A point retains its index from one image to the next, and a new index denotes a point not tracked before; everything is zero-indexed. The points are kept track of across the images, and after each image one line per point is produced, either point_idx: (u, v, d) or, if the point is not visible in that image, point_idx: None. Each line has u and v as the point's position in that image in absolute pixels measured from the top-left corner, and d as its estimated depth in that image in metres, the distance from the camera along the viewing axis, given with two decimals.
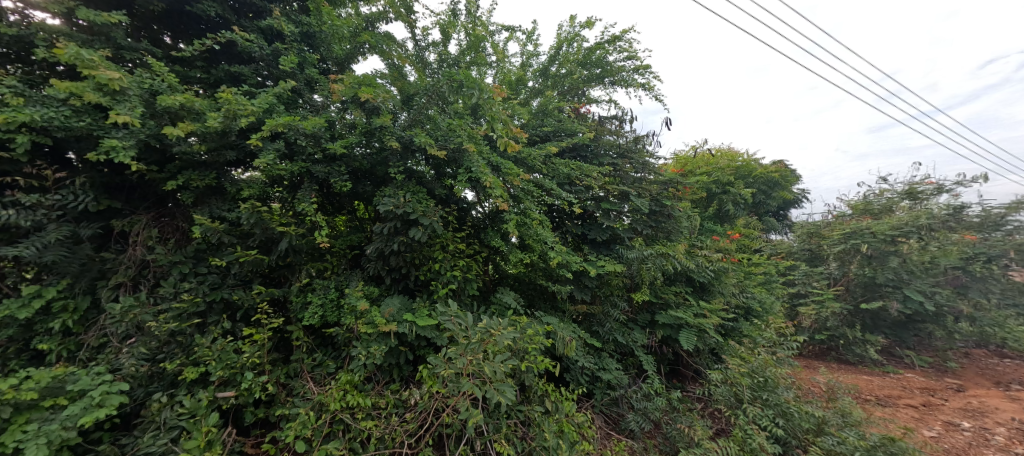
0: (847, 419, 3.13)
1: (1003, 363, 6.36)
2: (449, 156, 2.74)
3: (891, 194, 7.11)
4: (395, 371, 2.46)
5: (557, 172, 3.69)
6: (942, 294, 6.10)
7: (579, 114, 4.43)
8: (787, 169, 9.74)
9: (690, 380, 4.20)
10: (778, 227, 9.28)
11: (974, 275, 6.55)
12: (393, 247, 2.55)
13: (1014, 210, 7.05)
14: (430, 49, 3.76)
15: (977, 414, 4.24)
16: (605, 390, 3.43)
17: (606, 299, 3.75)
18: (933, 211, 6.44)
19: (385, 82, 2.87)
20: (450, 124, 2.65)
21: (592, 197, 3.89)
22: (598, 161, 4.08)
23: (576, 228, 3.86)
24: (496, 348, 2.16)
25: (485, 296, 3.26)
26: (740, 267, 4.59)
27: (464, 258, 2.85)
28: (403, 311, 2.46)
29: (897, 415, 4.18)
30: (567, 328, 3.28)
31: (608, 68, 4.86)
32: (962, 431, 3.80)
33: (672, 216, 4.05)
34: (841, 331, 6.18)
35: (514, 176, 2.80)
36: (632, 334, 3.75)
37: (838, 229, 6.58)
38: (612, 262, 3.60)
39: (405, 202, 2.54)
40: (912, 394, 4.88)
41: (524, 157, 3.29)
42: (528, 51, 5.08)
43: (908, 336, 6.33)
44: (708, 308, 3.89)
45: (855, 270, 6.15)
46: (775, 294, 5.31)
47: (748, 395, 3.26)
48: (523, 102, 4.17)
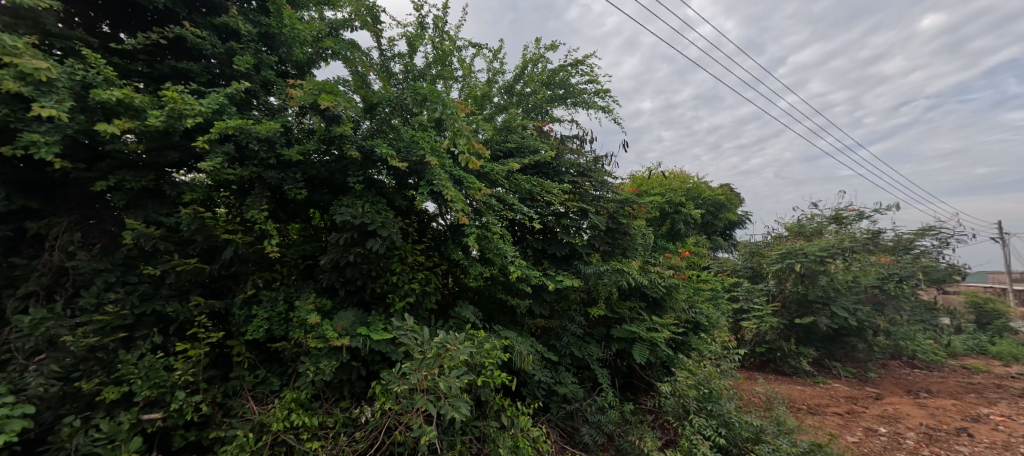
0: (782, 428, 3.40)
1: (914, 372, 7.06)
2: (411, 168, 2.71)
3: (821, 218, 7.79)
4: (346, 388, 2.36)
5: (519, 188, 3.75)
6: (863, 311, 6.71)
7: (543, 131, 4.54)
8: (732, 192, 10.44)
9: (643, 393, 4.34)
10: (724, 245, 9.86)
11: (890, 294, 7.04)
12: (349, 258, 2.47)
13: (922, 236, 7.93)
14: (395, 59, 3.75)
15: (891, 420, 4.66)
16: (560, 404, 3.46)
17: (563, 313, 3.82)
18: (856, 235, 7.13)
19: (347, 89, 2.90)
20: (413, 135, 2.62)
21: (553, 212, 3.97)
22: (559, 178, 4.18)
23: (536, 242, 3.92)
24: (453, 364, 2.12)
25: (444, 310, 3.22)
26: (690, 283, 4.83)
27: (423, 271, 2.81)
28: (357, 325, 2.38)
29: (824, 422, 4.51)
30: (525, 342, 3.29)
31: (571, 89, 5.05)
32: (879, 436, 4.17)
33: (628, 233, 4.21)
34: (778, 344, 6.64)
35: (475, 190, 2.81)
36: (588, 347, 3.83)
37: (776, 249, 7.10)
38: (570, 277, 3.67)
39: (364, 212, 2.48)
40: (839, 402, 5.30)
41: (487, 171, 3.31)
42: (494, 68, 5.18)
43: (836, 349, 6.90)
44: (659, 322, 4.09)
45: (790, 288, 6.65)
46: (720, 309, 5.62)
47: (695, 406, 3.39)
48: (487, 118, 4.23)
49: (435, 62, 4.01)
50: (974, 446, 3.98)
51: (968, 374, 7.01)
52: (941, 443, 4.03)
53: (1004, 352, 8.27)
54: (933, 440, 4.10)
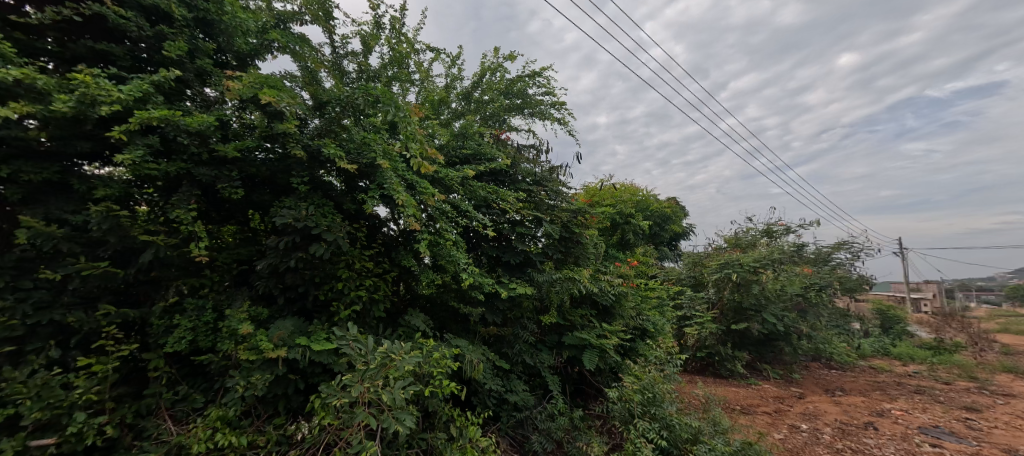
0: (717, 428, 3.59)
1: (831, 373, 7.77)
2: (361, 170, 2.61)
3: (755, 231, 8.42)
4: (282, 403, 2.20)
5: (474, 194, 3.71)
6: (790, 317, 7.30)
7: (500, 139, 4.55)
8: (678, 205, 11.04)
9: (592, 399, 4.42)
10: (670, 255, 10.38)
11: (812, 301, 7.72)
12: (290, 263, 2.31)
13: (838, 249, 8.80)
14: (349, 58, 3.62)
15: (811, 417, 5.09)
16: (511, 412, 3.43)
17: (516, 321, 3.82)
18: (783, 248, 7.77)
19: (293, 85, 2.75)
20: (364, 137, 2.52)
21: (508, 220, 3.98)
22: (514, 186, 4.21)
23: (491, 250, 3.91)
24: (398, 375, 2.04)
25: (393, 318, 3.11)
26: (638, 291, 5.03)
27: (371, 277, 2.70)
28: (296, 335, 2.23)
29: (754, 421, 4.83)
30: (476, 350, 3.25)
31: (528, 99, 5.12)
32: (801, 432, 4.52)
33: (580, 242, 4.31)
34: (717, 348, 7.06)
35: (429, 195, 2.75)
36: (540, 355, 3.85)
37: (716, 260, 7.56)
38: (523, 284, 3.68)
39: (308, 215, 2.35)
40: (768, 402, 5.70)
41: (441, 177, 3.26)
42: (452, 74, 5.15)
43: (766, 352, 7.45)
44: (609, 329, 4.20)
45: (728, 296, 7.11)
46: (666, 316, 5.88)
47: (639, 410, 3.50)
48: (444, 124, 4.18)
49: (391, 63, 3.92)
50: (878, 438, 4.43)
51: (874, 373, 7.82)
52: (851, 436, 4.45)
53: (902, 353, 9.34)
54: (845, 433, 4.52)
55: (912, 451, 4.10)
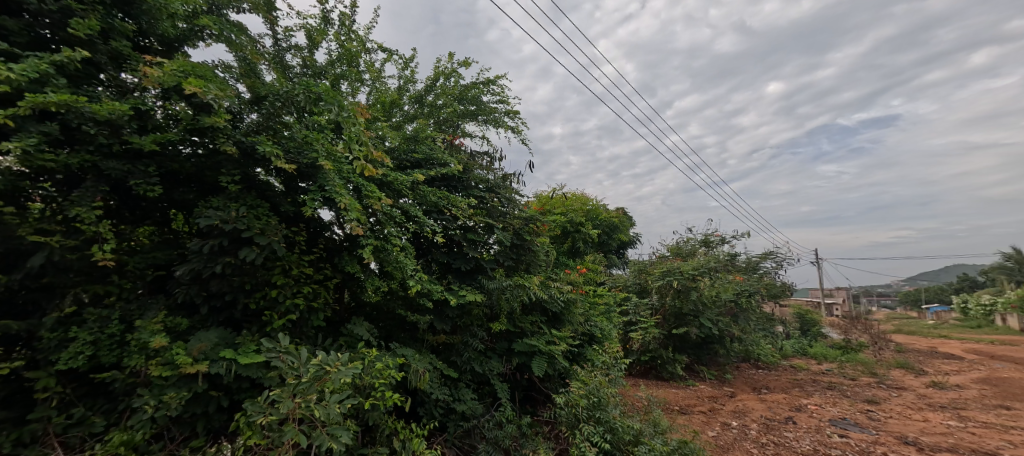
0: (656, 429, 3.74)
1: (758, 372, 8.41)
2: (301, 171, 2.46)
3: (694, 241, 8.96)
4: (201, 423, 2.00)
5: (424, 199, 3.63)
6: (724, 322, 7.82)
7: (453, 144, 4.50)
8: (625, 216, 11.53)
9: (541, 405, 4.44)
10: (618, 263, 10.78)
11: (742, 307, 8.33)
12: (215, 269, 2.12)
13: (765, 259, 9.58)
14: (292, 52, 3.43)
15: (741, 414, 5.45)
16: (458, 422, 3.35)
17: (466, 329, 3.77)
18: (718, 257, 8.33)
19: (227, 76, 2.55)
20: (306, 136, 2.39)
21: (459, 226, 3.92)
22: (466, 193, 4.17)
23: (441, 256, 3.84)
24: (333, 388, 1.93)
25: (335, 328, 2.95)
26: (586, 298, 5.15)
27: (310, 284, 2.55)
28: (220, 347, 2.04)
29: (691, 420, 5.09)
30: (423, 359, 3.16)
31: (482, 106, 5.12)
32: (731, 429, 4.83)
33: (531, 249, 4.34)
34: (659, 352, 7.39)
35: (375, 199, 2.65)
36: (489, 362, 3.82)
37: (659, 267, 7.95)
38: (473, 291, 3.64)
39: (239, 217, 2.17)
40: (703, 401, 6.04)
41: (390, 180, 3.16)
42: (405, 76, 5.04)
43: (703, 355, 7.92)
44: (557, 335, 4.26)
45: (669, 302, 7.49)
46: (613, 322, 6.07)
47: (585, 414, 3.56)
48: (395, 126, 4.07)
49: (339, 60, 3.76)
50: (797, 431, 4.83)
51: (794, 371, 8.55)
52: (775, 431, 4.81)
53: (818, 353, 10.30)
54: (769, 428, 4.88)
55: (825, 442, 4.50)
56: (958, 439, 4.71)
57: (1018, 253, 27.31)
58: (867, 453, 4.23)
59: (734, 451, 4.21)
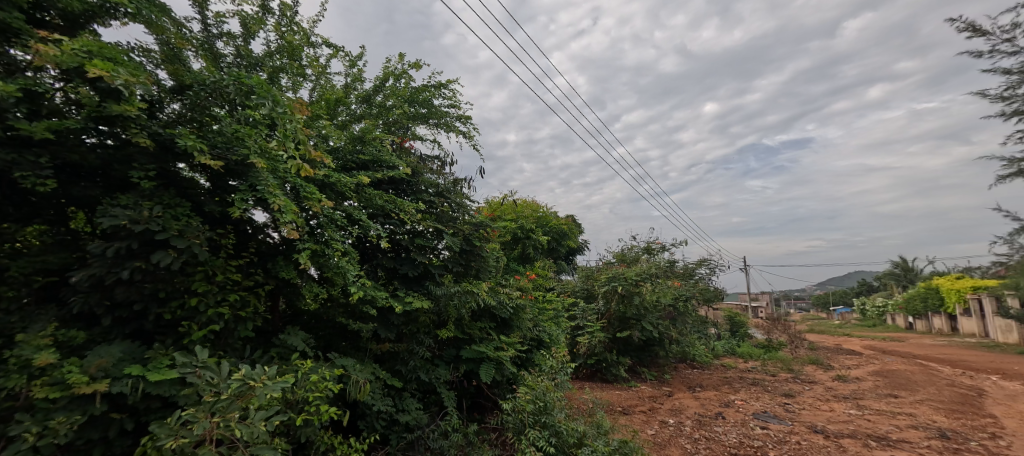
0: (599, 430, 3.83)
1: (693, 372, 8.94)
2: (229, 168, 2.28)
3: (637, 248, 9.40)
4: (99, 450, 1.76)
5: (370, 202, 3.48)
6: (664, 325, 8.23)
7: (403, 147, 4.36)
8: (574, 223, 11.85)
9: (489, 412, 4.43)
10: (567, 268, 11.04)
11: (680, 311, 8.82)
12: (122, 274, 1.89)
13: (700, 265, 10.25)
14: (225, 40, 3.17)
15: (677, 412, 5.75)
16: (401, 434, 3.23)
17: (412, 337, 3.65)
18: (658, 263, 8.78)
19: (144, 61, 2.30)
20: (236, 131, 2.20)
21: (407, 231, 3.81)
22: (415, 197, 4.06)
23: (388, 261, 3.71)
24: (258, 404, 1.78)
25: (267, 338, 2.74)
26: (535, 303, 5.20)
27: (238, 291, 2.36)
28: (125, 364, 1.83)
29: (632, 420, 5.29)
30: (365, 369, 3.02)
31: (434, 109, 5.02)
32: (668, 426, 5.08)
33: (481, 255, 4.30)
34: (604, 355, 7.62)
35: (314, 201, 2.49)
36: (436, 370, 3.73)
37: (605, 273, 8.23)
38: (420, 298, 3.54)
39: (153, 217, 1.95)
40: (643, 401, 6.30)
41: (333, 182, 2.99)
42: (352, 74, 4.83)
43: (644, 357, 8.29)
44: (506, 341, 4.26)
45: (614, 307, 7.77)
46: (561, 327, 6.18)
47: (531, 420, 3.57)
48: (341, 125, 3.88)
49: (280, 52, 3.54)
50: (725, 425, 5.18)
51: (725, 370, 9.18)
52: (706, 426, 5.13)
53: (745, 352, 11.15)
54: (702, 424, 5.19)
55: (749, 434, 4.86)
56: (857, 425, 5.29)
57: (905, 261, 31.40)
58: (784, 443, 4.63)
59: (670, 447, 4.42)
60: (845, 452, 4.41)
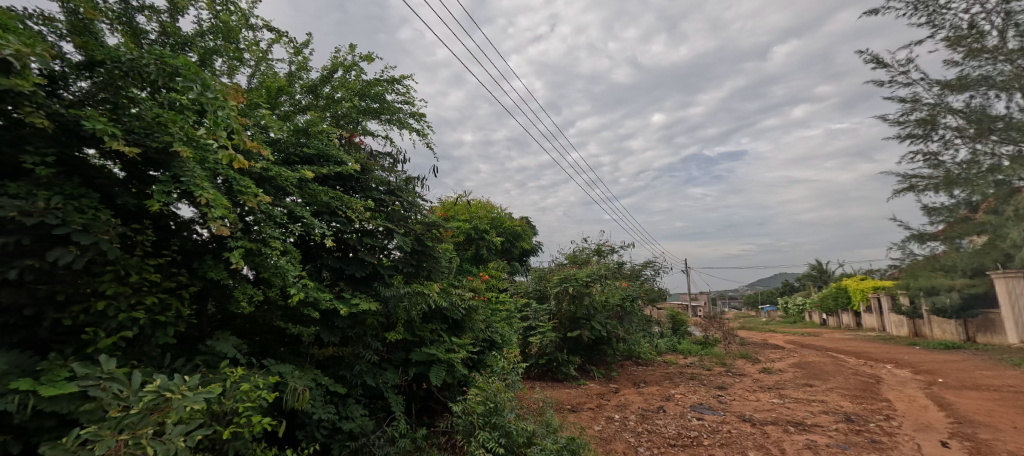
0: (548, 428, 3.87)
1: (638, 368, 9.33)
2: (149, 157, 2.05)
3: (588, 250, 9.67)
4: None
5: (314, 199, 3.27)
6: (612, 324, 8.52)
7: (353, 142, 4.17)
8: (528, 225, 11.94)
9: (439, 415, 4.34)
10: (520, 269, 11.11)
11: (627, 310, 9.18)
12: (9, 274, 1.63)
13: (646, 267, 10.73)
14: (149, 15, 2.86)
15: (622, 407, 5.96)
16: (345, 442, 3.08)
17: (358, 340, 3.49)
18: (607, 265, 9.10)
19: (45, 30, 2.01)
20: (158, 116, 1.98)
21: (356, 230, 3.64)
22: (364, 194, 3.88)
23: (333, 261, 3.52)
24: (176, 419, 1.63)
25: (192, 345, 2.50)
26: (487, 304, 5.18)
27: (157, 293, 2.13)
28: (11, 377, 1.58)
29: (580, 417, 5.40)
30: (305, 376, 2.84)
31: (385, 105, 4.61)
32: (613, 422, 5.25)
33: (433, 256, 4.23)
34: (555, 355, 7.75)
35: (249, 196, 2.31)
36: (384, 374, 3.60)
37: (557, 274, 8.37)
38: (367, 299, 3.39)
39: (51, 208, 1.70)
40: (591, 399, 6.47)
41: (272, 176, 2.78)
42: (295, 63, 4.46)
43: (593, 355, 8.53)
44: (457, 343, 4.21)
45: (565, 307, 7.92)
46: (514, 327, 6.21)
47: (481, 421, 3.54)
48: (283, 116, 3.62)
49: (214, 33, 3.25)
50: (666, 418, 5.44)
51: (666, 366, 9.67)
52: (648, 420, 5.35)
53: (685, 349, 11.81)
54: (644, 418, 5.41)
55: (687, 425, 5.13)
56: (779, 413, 5.77)
57: (821, 264, 34.80)
58: (717, 432, 4.94)
59: (615, 441, 4.56)
60: (769, 437, 4.78)
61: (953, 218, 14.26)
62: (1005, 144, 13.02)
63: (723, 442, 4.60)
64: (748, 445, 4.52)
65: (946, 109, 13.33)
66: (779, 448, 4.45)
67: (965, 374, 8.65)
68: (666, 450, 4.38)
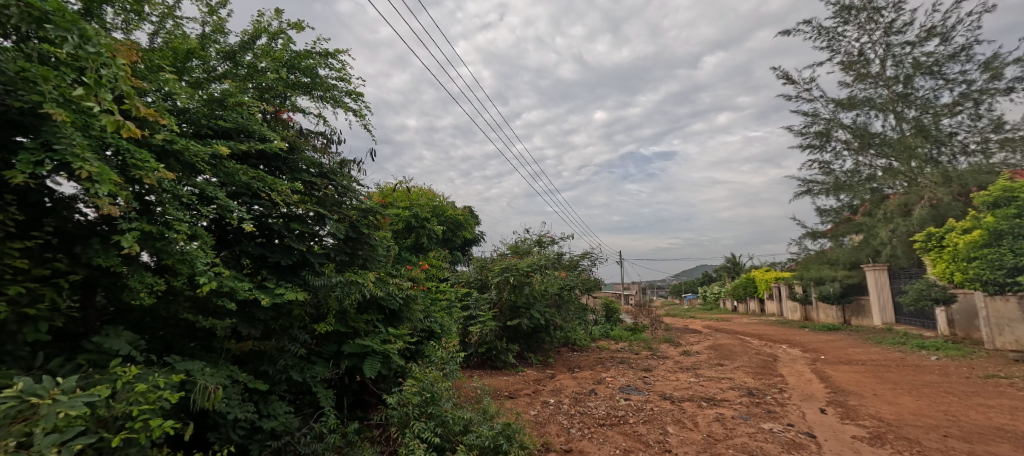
0: (485, 415, 3.89)
1: (573, 354, 9.72)
2: (13, 119, 1.72)
3: (529, 240, 9.83)
4: None
5: (231, 178, 2.90)
6: (550, 312, 8.75)
7: (279, 119, 3.80)
8: (470, 214, 11.84)
9: (373, 408, 4.19)
10: (462, 259, 11.01)
11: (565, 299, 9.49)
12: None
13: (583, 258, 11.14)
14: None
15: (557, 392, 6.16)
16: (266, 442, 2.86)
17: (282, 333, 3.24)
18: (547, 255, 9.32)
19: None
20: (24, 69, 1.66)
21: (282, 214, 3.34)
22: (293, 176, 3.54)
23: (254, 247, 3.21)
24: (47, 428, 1.40)
25: (74, 343, 2.15)
26: (426, 294, 5.06)
27: (24, 281, 1.81)
28: None
29: (516, 403, 5.51)
30: (218, 373, 2.58)
31: (318, 80, 4.17)
32: (548, 406, 5.41)
33: (368, 244, 4.05)
34: (494, 344, 7.81)
35: (148, 172, 2.03)
36: (312, 368, 3.38)
37: (498, 264, 8.40)
38: (294, 289, 3.15)
39: None
40: (528, 385, 6.62)
41: (179, 150, 2.45)
42: (210, 24, 3.93)
43: (531, 343, 8.71)
44: (394, 334, 4.07)
45: (506, 296, 8.00)
46: (454, 317, 6.14)
47: (417, 412, 3.46)
48: (194, 84, 3.20)
49: None
50: (597, 400, 5.71)
51: (599, 352, 10.16)
52: (581, 402, 5.58)
53: (617, 335, 12.49)
54: (577, 401, 5.64)
55: (615, 405, 5.43)
56: (694, 390, 6.32)
57: (735, 257, 38.49)
58: (641, 410, 5.28)
59: (549, 424, 4.71)
60: (685, 413, 5.21)
61: (838, 218, 16.62)
62: (880, 156, 15.18)
63: (646, 419, 4.94)
64: (668, 421, 4.89)
65: (839, 123, 15.24)
66: (693, 422, 4.86)
67: (841, 351, 10.06)
68: (595, 429, 4.60)
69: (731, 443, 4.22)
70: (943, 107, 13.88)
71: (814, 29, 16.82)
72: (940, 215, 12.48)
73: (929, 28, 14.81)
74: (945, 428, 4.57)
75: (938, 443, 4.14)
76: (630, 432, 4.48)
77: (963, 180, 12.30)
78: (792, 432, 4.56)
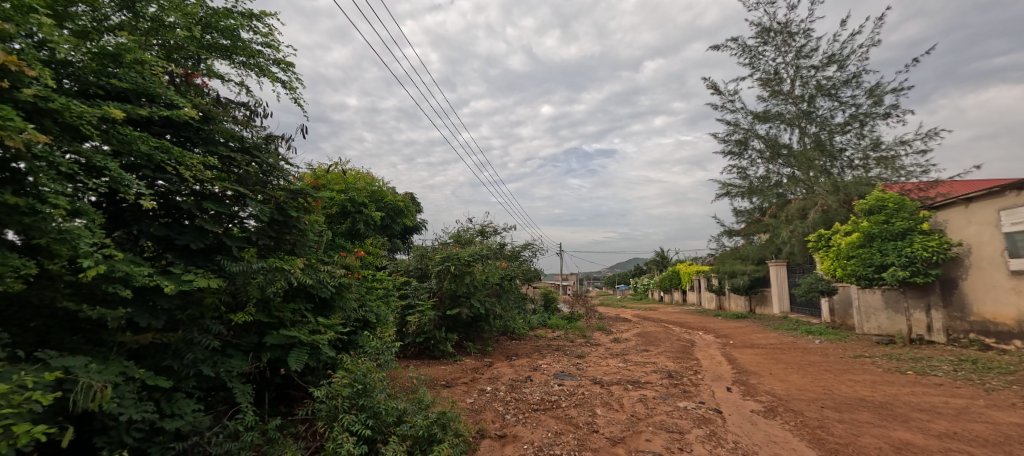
0: (420, 405, 3.81)
1: (511, 342, 9.88)
2: None
3: (471, 230, 9.75)
4: None
5: (128, 147, 2.50)
6: (490, 301, 8.77)
7: (191, 84, 3.36)
8: (412, 201, 11.50)
9: (298, 402, 3.95)
10: (401, 247, 10.68)
11: (505, 289, 9.57)
12: None
13: (525, 249, 11.28)
14: None
15: (494, 379, 6.23)
16: (170, 443, 2.57)
17: (192, 324, 2.91)
18: (488, 245, 9.30)
19: None
20: None
21: (191, 191, 2.97)
22: (208, 149, 3.14)
23: (157, 227, 2.82)
24: None
25: None
26: (361, 282, 4.82)
27: None
28: None
29: (453, 391, 5.49)
30: (108, 370, 2.25)
31: (241, 44, 3.74)
32: (487, 393, 5.48)
33: (297, 228, 3.76)
34: (432, 333, 7.69)
35: (10, 131, 1.69)
36: (228, 362, 3.09)
37: (439, 253, 8.24)
38: (207, 276, 2.83)
39: None
40: (466, 373, 6.63)
41: (56, 109, 2.05)
42: None
43: (471, 332, 8.70)
44: (324, 324, 3.85)
45: (447, 285, 7.89)
46: (391, 306, 5.94)
47: (347, 404, 3.30)
48: (80, 34, 2.68)
49: None
50: (532, 386, 5.87)
51: (536, 340, 10.43)
52: (517, 389, 5.69)
53: (553, 324, 12.88)
54: (513, 388, 5.74)
55: (549, 391, 5.62)
56: (622, 374, 6.73)
57: (663, 251, 41.25)
58: (573, 394, 5.51)
59: (485, 411, 4.75)
60: (613, 395, 5.53)
61: (750, 219, 18.28)
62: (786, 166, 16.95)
63: (577, 403, 5.15)
64: (597, 403, 5.15)
65: (755, 133, 16.81)
66: (619, 404, 5.16)
67: (747, 336, 11.23)
68: (529, 414, 4.72)
69: (651, 422, 4.54)
70: (837, 126, 15.81)
71: (739, 45, 18.32)
72: (829, 219, 14.25)
73: (830, 55, 16.75)
74: (823, 401, 5.27)
75: (817, 414, 4.76)
76: (561, 416, 4.66)
77: (848, 189, 14.15)
78: (703, 409, 5.01)
